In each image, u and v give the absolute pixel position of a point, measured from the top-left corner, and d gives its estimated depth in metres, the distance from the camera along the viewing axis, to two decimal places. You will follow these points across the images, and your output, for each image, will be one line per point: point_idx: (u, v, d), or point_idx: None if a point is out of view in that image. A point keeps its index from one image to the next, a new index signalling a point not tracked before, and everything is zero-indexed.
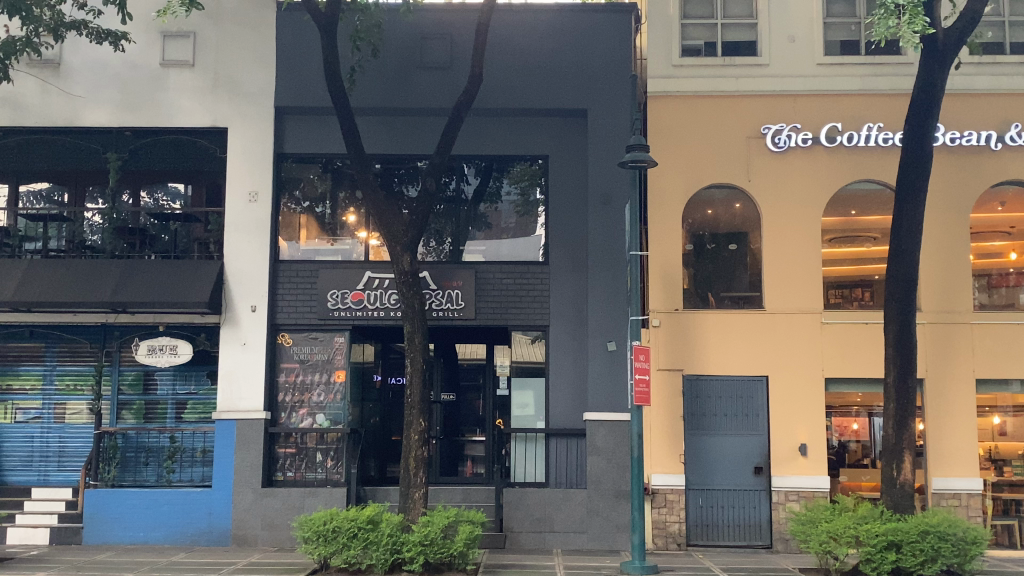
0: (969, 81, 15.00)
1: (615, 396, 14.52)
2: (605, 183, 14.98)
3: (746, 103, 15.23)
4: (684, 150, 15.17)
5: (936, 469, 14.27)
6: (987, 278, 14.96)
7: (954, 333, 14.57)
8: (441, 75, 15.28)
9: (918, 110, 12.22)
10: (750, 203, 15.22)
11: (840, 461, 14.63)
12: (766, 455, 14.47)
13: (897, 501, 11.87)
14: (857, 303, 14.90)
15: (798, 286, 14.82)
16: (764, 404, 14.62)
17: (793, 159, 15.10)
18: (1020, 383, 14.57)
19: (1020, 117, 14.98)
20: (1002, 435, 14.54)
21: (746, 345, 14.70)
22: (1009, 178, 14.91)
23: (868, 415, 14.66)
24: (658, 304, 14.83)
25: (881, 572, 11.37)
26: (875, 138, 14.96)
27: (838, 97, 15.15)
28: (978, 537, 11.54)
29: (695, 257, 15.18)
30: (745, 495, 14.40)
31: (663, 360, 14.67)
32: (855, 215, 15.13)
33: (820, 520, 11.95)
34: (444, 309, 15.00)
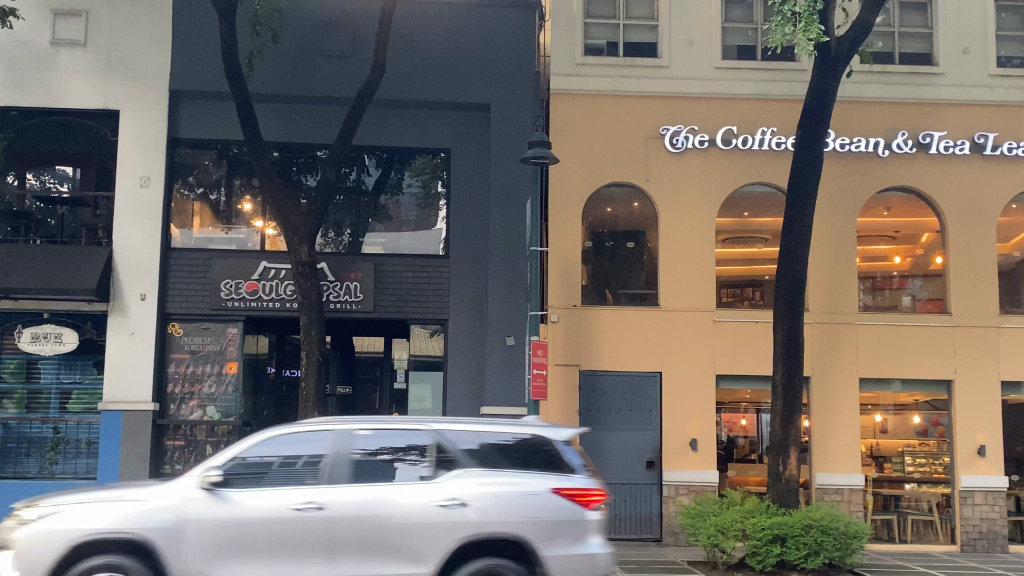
0: (859, 89, 15.52)
1: (512, 390, 14.57)
2: (507, 179, 15.04)
3: (646, 103, 15.45)
4: (585, 148, 15.31)
5: (820, 464, 14.76)
6: (871, 280, 15.46)
7: (840, 332, 15.08)
8: (343, 64, 15.08)
9: (811, 115, 12.60)
10: (648, 202, 15.45)
11: (729, 456, 14.95)
12: (658, 450, 14.76)
13: (782, 495, 12.20)
14: (748, 302, 15.28)
15: (692, 285, 15.11)
16: (657, 399, 14.88)
17: (690, 160, 15.38)
18: (901, 382, 15.15)
19: (905, 126, 15.54)
20: (883, 433, 15.05)
21: (642, 342, 14.93)
22: (894, 184, 15.47)
23: (756, 412, 15.01)
24: (556, 299, 14.95)
25: (766, 565, 11.66)
26: (768, 142, 15.32)
27: (735, 100, 15.49)
28: (858, 531, 11.92)
29: (594, 254, 15.37)
30: (637, 489, 14.68)
31: (560, 355, 14.78)
32: (747, 217, 15.49)
33: (709, 514, 12.20)
34: (341, 301, 14.85)
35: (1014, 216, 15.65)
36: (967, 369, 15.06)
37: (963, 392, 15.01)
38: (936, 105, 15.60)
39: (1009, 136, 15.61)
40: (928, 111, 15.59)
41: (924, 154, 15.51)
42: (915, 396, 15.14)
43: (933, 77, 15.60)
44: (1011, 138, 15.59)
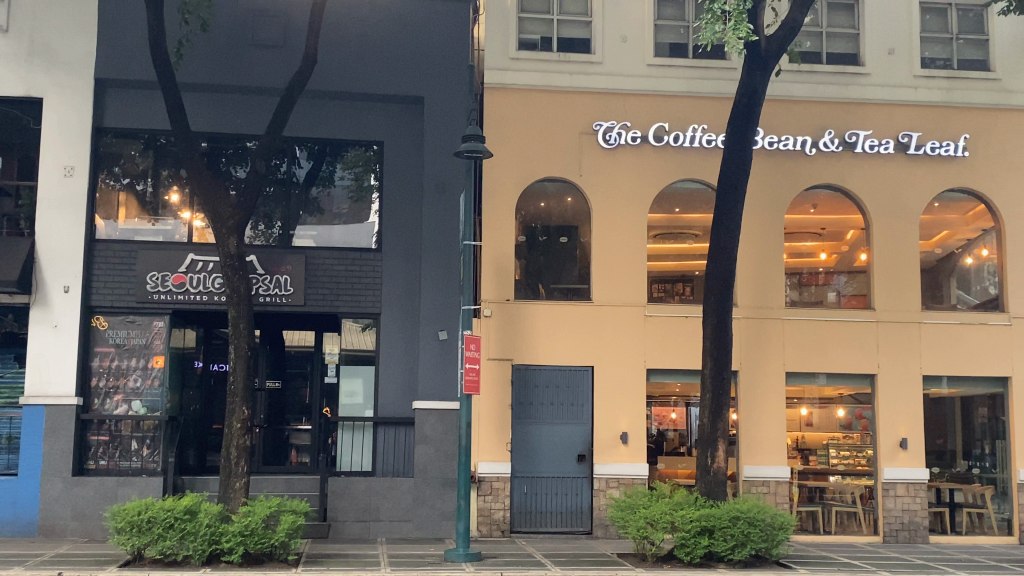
0: (788, 88, 15.77)
1: (443, 385, 14.56)
2: (440, 173, 14.99)
3: (578, 99, 15.51)
4: (518, 142, 15.32)
5: (747, 457, 15.00)
6: (798, 277, 15.74)
7: (767, 327, 15.33)
8: (274, 54, 14.88)
9: (740, 114, 12.78)
10: (581, 197, 15.51)
11: (658, 450, 15.10)
12: (589, 443, 14.87)
13: (710, 488, 12.38)
14: (679, 297, 15.44)
15: (623, 280, 15.22)
16: (588, 393, 14.98)
17: (623, 156, 15.48)
18: (826, 376, 15.47)
19: (832, 125, 15.84)
20: (808, 426, 15.36)
21: (574, 336, 15.01)
22: (821, 181, 15.76)
23: (686, 405, 15.16)
24: (490, 294, 14.95)
25: (695, 556, 11.86)
26: (699, 139, 15.51)
27: (667, 97, 15.64)
28: (785, 523, 12.14)
29: (527, 249, 15.37)
30: (568, 482, 14.75)
31: (493, 349, 14.79)
32: (678, 213, 15.63)
33: (639, 506, 12.26)
34: (271, 294, 14.64)
35: (936, 214, 16.06)
36: (890, 364, 15.43)
37: (886, 386, 15.37)
38: (862, 104, 15.92)
39: (931, 136, 15.99)
40: (854, 111, 15.91)
41: (850, 153, 15.82)
42: (839, 390, 15.48)
43: (859, 77, 15.91)
44: (934, 138, 15.98)
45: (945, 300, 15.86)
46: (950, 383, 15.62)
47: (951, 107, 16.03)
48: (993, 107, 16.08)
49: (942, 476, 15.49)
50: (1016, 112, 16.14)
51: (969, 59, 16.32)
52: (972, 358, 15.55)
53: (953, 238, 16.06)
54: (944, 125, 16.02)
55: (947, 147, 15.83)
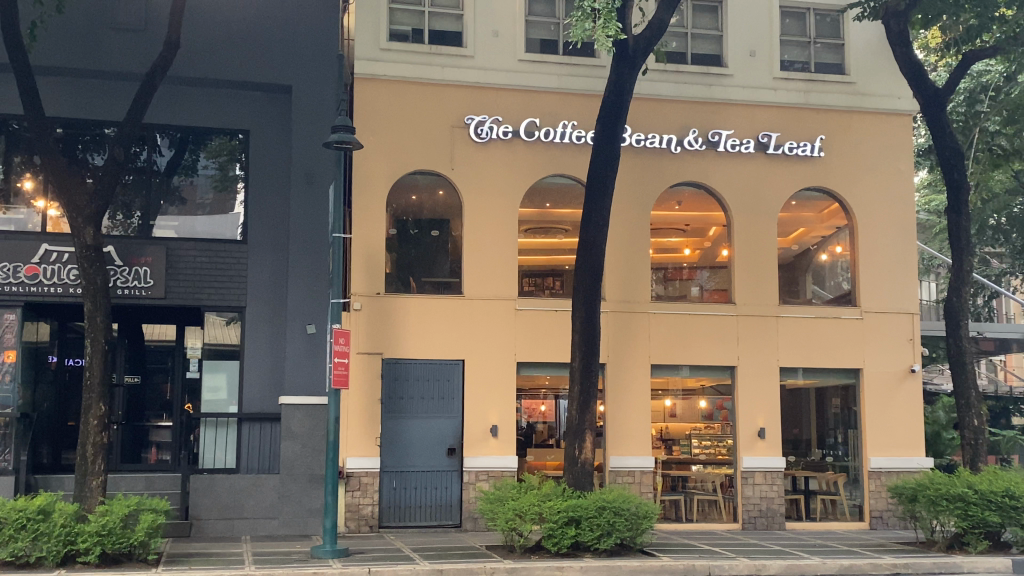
0: (655, 87, 16.08)
1: (310, 379, 14.32)
2: (309, 163, 14.74)
3: (450, 92, 15.46)
4: (389, 134, 15.18)
5: (614, 448, 15.29)
6: (663, 272, 16.09)
7: (634, 321, 15.65)
8: (134, 38, 14.33)
9: (609, 110, 12.98)
10: (452, 191, 15.48)
11: (528, 442, 15.22)
12: (459, 436, 14.89)
13: (578, 478, 12.57)
14: (549, 292, 15.59)
15: (494, 274, 15.29)
16: (459, 387, 15.00)
17: (494, 151, 15.53)
18: (690, 368, 15.90)
19: (696, 124, 16.26)
20: (672, 417, 15.76)
21: (444, 330, 15.00)
22: (686, 179, 16.16)
23: (555, 398, 15.34)
24: (360, 287, 14.77)
25: (562, 546, 12.02)
26: (569, 135, 15.67)
27: (537, 92, 15.76)
28: (649, 512, 12.39)
29: (398, 242, 15.25)
30: (437, 476, 14.75)
31: (363, 343, 14.63)
32: (549, 208, 15.77)
33: (508, 498, 12.34)
34: (130, 286, 14.10)
35: (793, 212, 16.67)
36: (751, 356, 15.96)
37: (746, 378, 15.90)
38: (725, 104, 16.39)
39: (790, 137, 16.59)
40: (717, 111, 16.36)
41: (713, 151, 16.26)
42: (702, 381, 15.94)
43: (723, 78, 16.37)
44: (792, 138, 16.58)
45: (801, 295, 16.49)
46: (806, 374, 16.28)
47: (808, 109, 16.65)
48: (847, 109, 16.78)
49: (798, 465, 16.13)
50: (868, 115, 16.89)
51: (825, 62, 16.98)
52: (826, 351, 16.24)
53: (809, 235, 16.72)
54: (802, 126, 16.64)
55: (804, 148, 16.45)
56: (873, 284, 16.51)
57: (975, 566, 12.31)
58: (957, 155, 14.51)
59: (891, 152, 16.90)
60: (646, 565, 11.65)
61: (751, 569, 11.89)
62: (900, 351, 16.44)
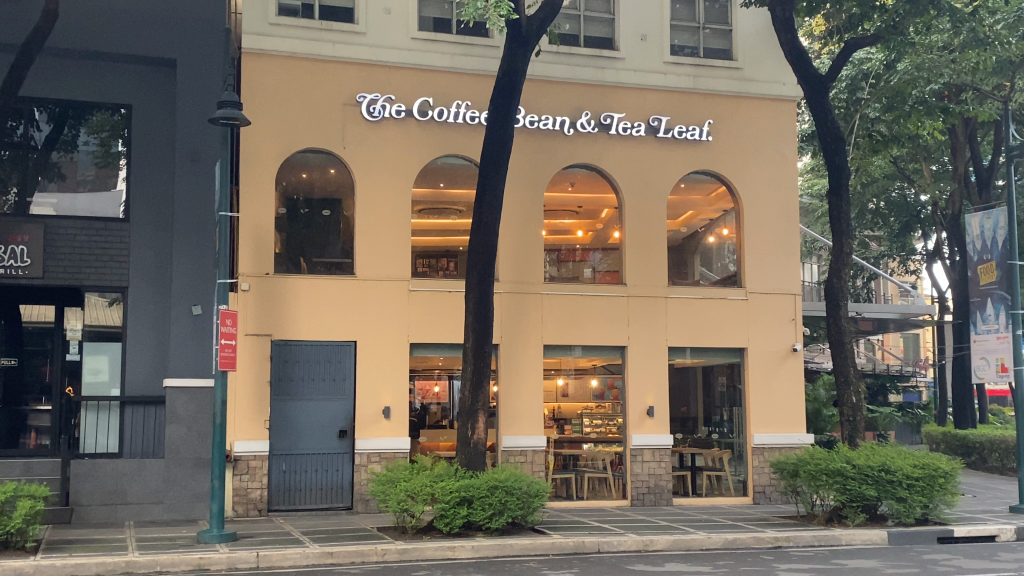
0: (548, 69, 16.14)
1: (197, 361, 14.01)
2: (194, 140, 14.36)
3: (341, 69, 15.20)
4: (278, 111, 14.86)
5: (507, 428, 15.38)
6: (556, 253, 16.16)
7: (527, 302, 15.73)
8: (9, 6, 13.68)
9: (501, 91, 12.96)
10: (344, 170, 15.27)
11: (421, 423, 15.23)
12: (351, 419, 14.77)
13: (471, 458, 12.65)
14: (443, 272, 15.53)
15: (386, 254, 15.17)
16: (351, 368, 14.87)
17: (386, 130, 15.37)
18: (582, 348, 16.09)
19: (589, 106, 16.39)
20: (564, 397, 15.92)
21: (336, 311, 14.83)
22: (579, 161, 16.27)
23: (448, 378, 15.39)
24: (247, 267, 14.47)
25: (454, 526, 12.05)
26: (463, 116, 15.66)
27: (430, 72, 15.65)
28: (541, 490, 12.56)
29: (288, 221, 14.97)
30: (328, 458, 14.60)
31: (251, 325, 14.36)
32: (443, 187, 15.72)
33: (399, 480, 12.26)
34: (7, 266, 13.52)
35: (682, 195, 16.94)
36: (640, 336, 16.23)
37: (636, 359, 16.17)
38: (617, 88, 16.55)
39: (680, 121, 16.87)
40: (609, 94, 16.52)
41: (605, 134, 16.42)
42: (593, 361, 16.16)
43: (614, 62, 16.53)
44: (682, 122, 16.86)
45: (689, 276, 16.77)
46: (693, 353, 16.65)
47: (697, 93, 16.95)
48: (734, 94, 17.14)
49: (685, 442, 16.49)
50: (755, 100, 17.30)
51: (714, 48, 17.29)
52: (713, 331, 16.63)
53: (698, 217, 17.00)
54: (691, 111, 16.93)
55: (693, 132, 16.74)
56: (757, 265, 16.96)
57: (852, 539, 12.87)
58: (838, 141, 14.92)
59: (775, 137, 17.35)
60: (537, 543, 11.76)
61: (639, 545, 12.11)
62: (784, 330, 16.96)
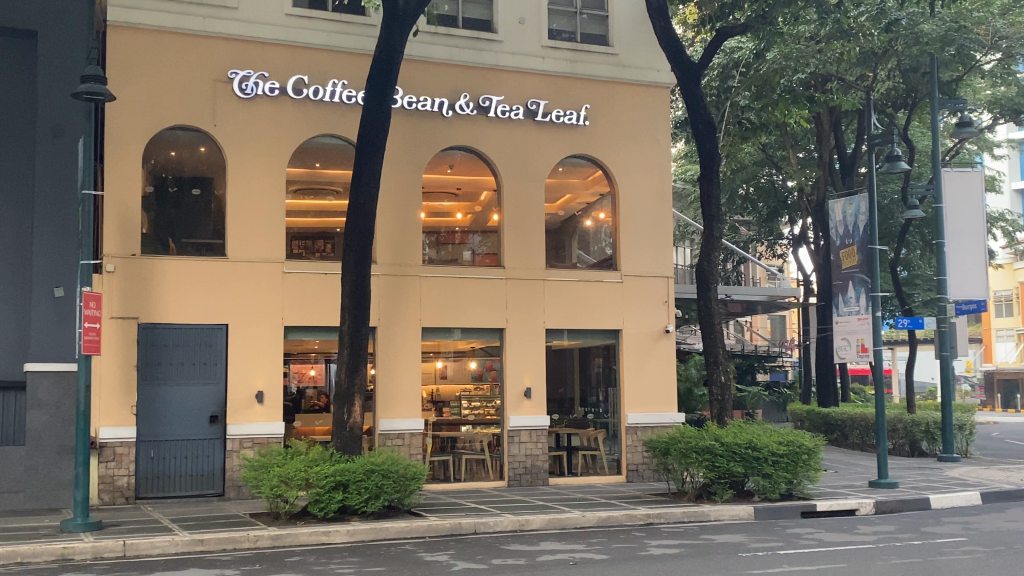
0: (426, 49, 16.02)
1: (59, 345, 13.48)
2: (56, 115, 13.76)
3: (212, 44, 14.76)
4: (145, 86, 14.35)
5: (383, 412, 15.28)
6: (436, 235, 16.09)
7: (404, 284, 15.62)
8: None
9: (378, 71, 12.80)
10: (215, 148, 14.87)
11: (296, 408, 15.05)
12: (222, 404, 14.46)
13: (346, 442, 12.53)
14: (319, 255, 15.32)
15: (259, 235, 14.87)
16: (222, 352, 14.54)
17: (259, 108, 15.01)
18: (461, 331, 16.10)
19: (467, 88, 16.34)
20: (443, 379, 15.92)
21: (207, 293, 14.46)
22: (457, 143, 16.22)
23: (325, 362, 15.21)
24: (112, 248, 13.96)
25: (329, 511, 11.91)
26: (339, 94, 15.39)
27: (305, 49, 15.35)
28: (417, 473, 12.56)
29: (156, 201, 14.51)
30: (199, 444, 14.26)
31: (116, 307, 13.87)
32: (318, 167, 15.46)
33: (272, 465, 12.09)
34: None
35: (559, 178, 17.08)
36: (517, 319, 16.35)
37: (513, 341, 16.29)
38: (495, 70, 16.56)
39: (557, 104, 16.99)
40: (487, 76, 16.50)
41: (483, 117, 16.41)
42: (472, 343, 16.17)
43: (492, 44, 16.53)
44: (559, 106, 16.98)
45: (567, 259, 16.95)
46: (570, 335, 16.86)
47: (574, 78, 17.12)
48: (610, 80, 17.37)
49: (562, 422, 16.71)
50: (629, 86, 17.56)
51: (591, 33, 17.47)
52: (590, 313, 16.86)
53: (575, 201, 17.18)
54: (568, 95, 17.08)
55: (570, 116, 16.90)
56: (632, 249, 17.26)
57: (721, 515, 13.26)
58: (709, 128, 15.25)
59: (649, 123, 17.66)
60: (413, 525, 11.75)
61: (515, 525, 12.22)
62: (656, 312, 17.34)
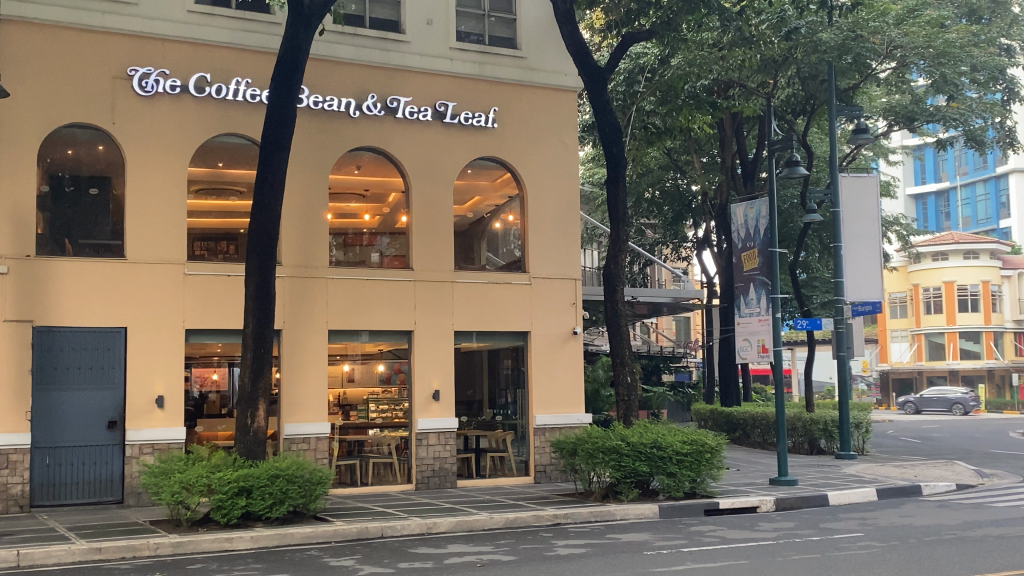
0: (332, 49, 15.84)
1: None
2: None
3: (110, 40, 14.37)
4: (41, 82, 13.88)
5: (289, 416, 15.07)
6: (343, 237, 15.94)
7: (310, 286, 15.43)
8: None
9: (283, 69, 12.57)
10: (114, 147, 14.47)
11: (198, 412, 14.74)
12: (121, 409, 14.09)
13: (250, 447, 12.34)
14: (222, 256, 15.04)
15: (160, 236, 14.53)
16: (121, 356, 14.16)
17: (160, 106, 14.67)
18: (368, 333, 15.98)
19: (374, 89, 16.22)
20: (350, 382, 15.79)
21: (106, 295, 14.07)
22: (364, 144, 16.09)
23: (228, 366, 14.96)
24: (5, 249, 13.47)
25: (232, 518, 11.69)
26: (242, 93, 15.14)
27: (207, 47, 15.05)
28: (323, 478, 12.42)
29: (52, 201, 14.08)
30: (96, 451, 13.87)
31: (10, 310, 13.38)
32: (222, 167, 15.19)
33: (173, 471, 11.82)
34: None
35: (468, 180, 17.07)
36: (426, 321, 16.29)
37: (421, 343, 16.23)
38: (402, 71, 16.47)
39: (465, 106, 16.99)
40: (394, 77, 16.40)
41: (391, 117, 16.31)
42: (379, 346, 16.08)
43: (399, 44, 16.43)
44: (468, 108, 16.99)
45: (476, 261, 16.95)
46: (479, 337, 16.89)
47: (482, 80, 17.13)
48: (518, 83, 17.44)
49: (470, 425, 16.73)
50: (537, 89, 17.67)
51: (499, 36, 17.50)
52: (498, 315, 16.90)
53: (484, 203, 17.18)
54: (476, 97, 17.09)
55: (478, 118, 16.91)
56: (540, 252, 17.36)
57: (626, 514, 13.43)
58: (616, 132, 15.41)
59: (557, 127, 17.80)
60: (318, 530, 11.61)
61: (422, 529, 12.18)
62: (564, 314, 17.47)
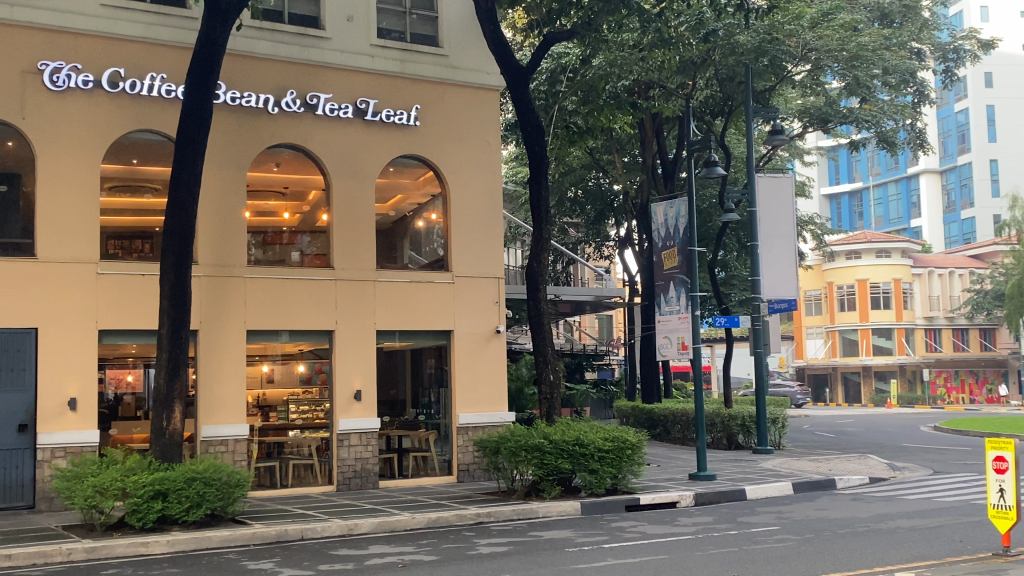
0: (250, 44, 15.60)
1: None
2: None
3: (19, 33, 13.94)
4: None
5: (206, 418, 14.82)
6: (262, 236, 15.74)
7: (229, 285, 15.18)
8: None
9: (200, 66, 12.35)
10: (24, 142, 14.05)
11: (112, 415, 14.38)
12: (32, 412, 13.69)
13: (165, 450, 12.10)
14: (136, 255, 14.74)
15: (72, 234, 14.15)
16: (32, 357, 13.75)
17: (71, 101, 14.28)
18: (289, 333, 15.79)
19: (293, 85, 16.02)
20: (269, 383, 15.58)
21: (15, 295, 13.66)
22: (283, 141, 15.88)
23: (143, 367, 14.65)
24: None
25: (148, 522, 11.44)
26: (157, 88, 14.84)
27: (121, 41, 14.70)
28: (241, 480, 12.21)
29: None
30: (6, 455, 13.46)
31: None
32: (136, 164, 14.88)
33: (86, 475, 11.56)
34: None
35: (390, 178, 16.98)
36: (347, 320, 16.15)
37: (342, 342, 16.08)
38: (322, 67, 16.30)
39: (386, 104, 16.88)
40: (314, 73, 16.23)
41: (311, 115, 16.12)
42: (300, 346, 15.90)
43: (319, 41, 16.25)
44: (389, 106, 16.89)
45: (398, 260, 16.87)
46: (402, 336, 16.81)
47: (403, 78, 17.04)
48: (440, 81, 17.40)
49: (392, 424, 16.66)
50: (459, 87, 17.65)
51: (420, 33, 17.44)
52: (420, 314, 16.84)
53: (406, 202, 17.10)
54: (397, 95, 16.99)
55: (400, 116, 16.83)
56: (463, 250, 17.35)
57: (549, 511, 13.50)
58: (537, 131, 15.46)
59: (479, 125, 17.81)
60: (236, 534, 11.43)
61: (342, 530, 12.07)
62: (487, 313, 17.49)
